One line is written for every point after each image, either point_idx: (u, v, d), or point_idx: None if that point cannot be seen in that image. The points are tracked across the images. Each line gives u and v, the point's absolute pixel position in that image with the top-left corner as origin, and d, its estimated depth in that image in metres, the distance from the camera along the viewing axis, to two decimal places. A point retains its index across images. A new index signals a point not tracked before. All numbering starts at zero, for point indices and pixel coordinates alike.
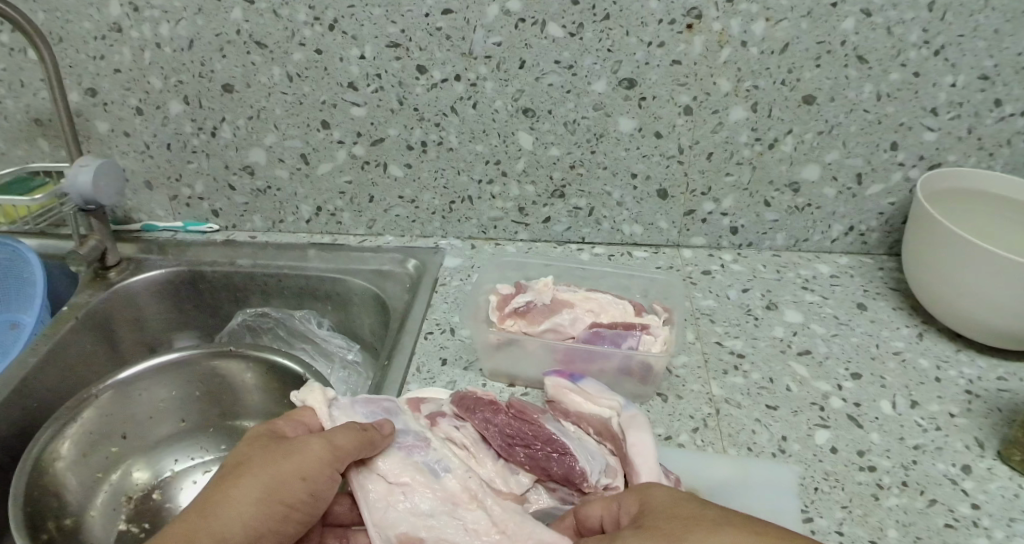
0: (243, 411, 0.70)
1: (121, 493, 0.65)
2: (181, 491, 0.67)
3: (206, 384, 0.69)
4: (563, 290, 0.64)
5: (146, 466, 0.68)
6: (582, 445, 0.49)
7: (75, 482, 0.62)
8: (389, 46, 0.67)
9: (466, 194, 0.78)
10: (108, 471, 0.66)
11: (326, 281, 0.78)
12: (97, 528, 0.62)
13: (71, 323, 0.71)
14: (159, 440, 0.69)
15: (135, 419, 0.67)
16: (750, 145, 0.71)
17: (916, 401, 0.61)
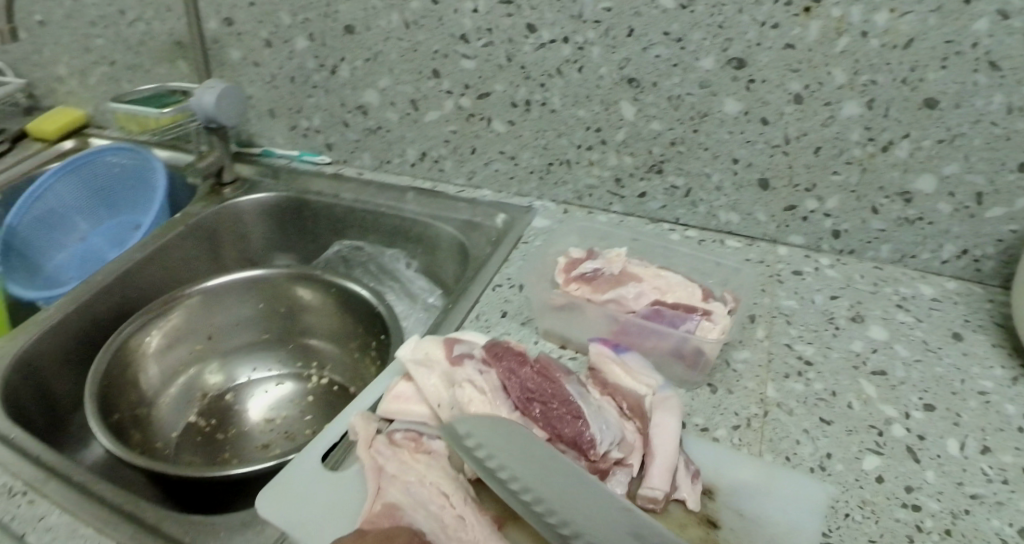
0: (318, 331, 0.77)
1: (197, 390, 0.74)
2: (251, 397, 0.73)
3: (286, 302, 0.76)
4: (635, 264, 0.63)
5: (220, 370, 0.76)
6: (599, 414, 0.49)
7: (156, 370, 0.71)
8: (502, 2, 0.68)
9: (566, 157, 0.77)
10: (188, 365, 0.74)
11: (418, 225, 0.81)
12: (165, 415, 0.70)
13: (179, 229, 0.81)
14: (242, 346, 0.77)
15: (220, 325, 0.76)
16: (862, 144, 0.66)
17: (988, 448, 0.55)
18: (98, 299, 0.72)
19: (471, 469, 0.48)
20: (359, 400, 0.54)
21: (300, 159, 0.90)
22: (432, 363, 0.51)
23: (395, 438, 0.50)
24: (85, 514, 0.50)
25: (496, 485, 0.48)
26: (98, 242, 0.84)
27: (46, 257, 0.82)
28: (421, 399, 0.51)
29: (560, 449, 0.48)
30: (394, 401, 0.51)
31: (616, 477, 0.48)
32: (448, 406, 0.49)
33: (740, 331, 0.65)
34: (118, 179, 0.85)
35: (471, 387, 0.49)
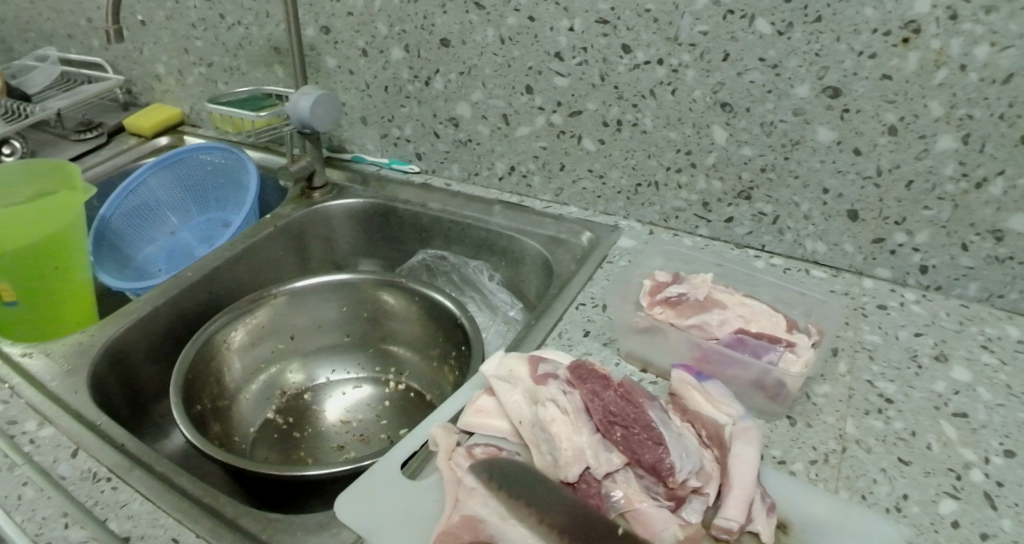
0: (397, 337, 0.79)
1: (277, 387, 0.77)
2: (328, 398, 0.76)
3: (368, 307, 0.79)
4: (720, 290, 0.62)
5: (300, 370, 0.79)
6: (679, 442, 0.49)
7: (239, 365, 0.74)
8: (598, 21, 0.69)
9: (654, 178, 0.78)
10: (269, 363, 0.77)
11: (504, 237, 0.82)
12: (244, 411, 0.73)
13: (269, 229, 0.84)
14: (320, 348, 0.80)
15: (303, 326, 0.79)
16: (955, 180, 0.65)
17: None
18: (188, 292, 0.76)
19: (550, 487, 0.48)
20: (440, 411, 0.56)
21: (389, 166, 0.93)
22: (516, 380, 0.53)
23: (476, 452, 0.51)
24: (163, 501, 0.52)
25: None
26: (185, 238, 0.88)
27: (135, 248, 0.86)
28: (502, 415, 0.52)
29: (638, 474, 0.48)
30: (477, 415, 0.53)
31: (691, 506, 0.47)
32: (530, 423, 0.50)
33: (822, 364, 0.65)
34: (212, 179, 0.90)
35: (555, 406, 0.50)
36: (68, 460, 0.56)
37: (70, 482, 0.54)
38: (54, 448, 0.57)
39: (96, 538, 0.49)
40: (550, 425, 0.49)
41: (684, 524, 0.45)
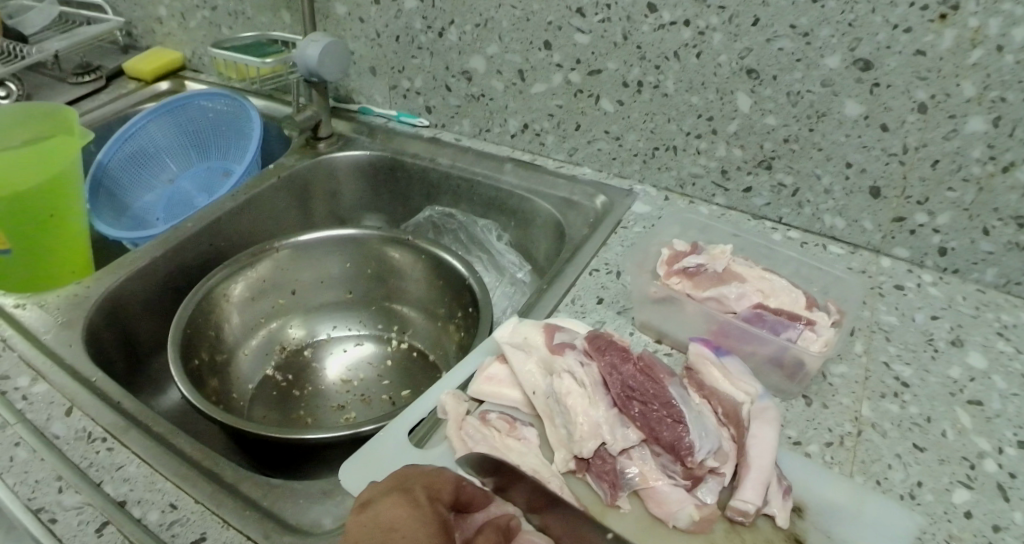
0: (402, 297, 0.76)
1: (276, 343, 0.74)
2: (329, 355, 0.74)
3: (373, 265, 0.76)
4: (739, 262, 0.60)
5: (301, 325, 0.76)
6: (699, 420, 0.46)
7: (239, 320, 0.71)
8: None
9: (672, 143, 0.75)
10: (269, 319, 0.74)
11: (516, 198, 0.80)
12: (243, 367, 0.70)
13: (272, 182, 0.81)
14: (322, 305, 0.77)
15: (305, 282, 0.76)
16: (981, 162, 0.63)
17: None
18: (188, 244, 0.73)
19: (563, 462, 0.46)
20: (449, 377, 0.53)
21: (397, 120, 0.89)
22: (531, 348, 0.50)
23: (488, 419, 0.49)
24: (162, 464, 0.49)
25: (587, 480, 0.46)
26: (184, 186, 0.84)
27: (132, 197, 0.82)
28: (515, 384, 0.50)
29: (655, 452, 0.46)
30: (488, 383, 0.50)
31: (707, 486, 0.46)
32: (545, 394, 0.48)
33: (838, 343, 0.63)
34: (213, 125, 0.85)
35: (570, 381, 0.47)
36: (62, 420, 0.53)
37: (64, 442, 0.51)
38: (47, 407, 0.54)
39: (91, 502, 0.46)
40: (566, 400, 0.46)
41: (699, 506, 0.45)
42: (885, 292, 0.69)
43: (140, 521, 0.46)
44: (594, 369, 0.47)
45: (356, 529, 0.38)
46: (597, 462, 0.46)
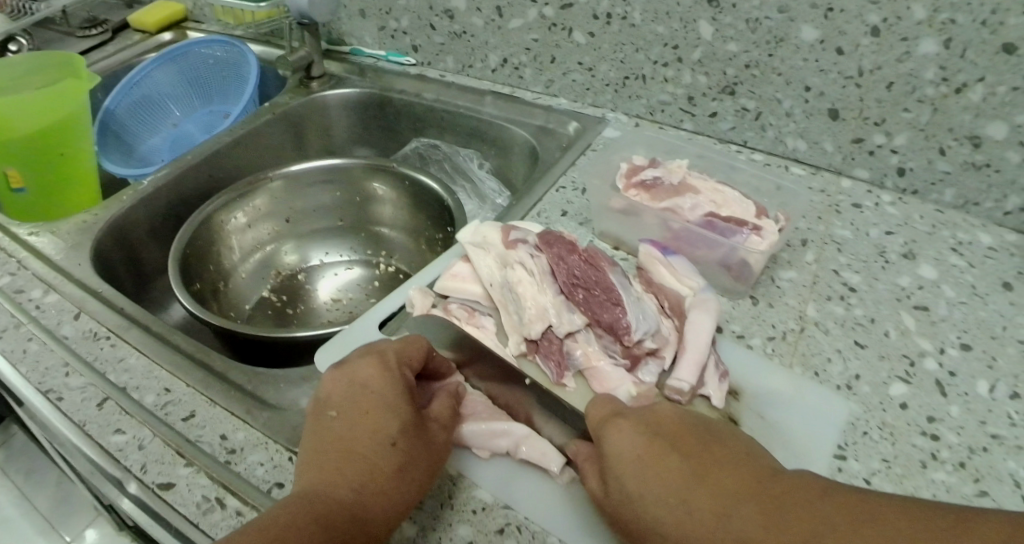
0: (389, 223, 0.82)
1: (273, 267, 0.80)
2: (321, 278, 0.80)
3: (361, 193, 0.81)
4: (695, 176, 0.64)
5: (295, 251, 0.82)
6: (638, 305, 0.50)
7: (236, 245, 0.77)
8: None
9: (641, 72, 0.79)
10: (266, 243, 0.80)
11: (494, 127, 0.85)
12: (242, 287, 0.77)
13: (267, 117, 0.86)
14: (316, 233, 0.83)
15: (298, 211, 0.81)
16: (935, 84, 0.66)
17: (1019, 395, 0.56)
18: (187, 174, 0.79)
19: (515, 345, 0.51)
20: (419, 277, 0.58)
21: (386, 59, 0.94)
22: (490, 245, 0.54)
23: (449, 310, 0.54)
24: (158, 357, 0.55)
25: (536, 362, 0.51)
26: (189, 128, 0.91)
27: (140, 139, 0.88)
28: (476, 280, 0.54)
29: (598, 335, 0.50)
30: (452, 280, 0.55)
31: (647, 367, 0.50)
32: (500, 285, 0.52)
33: (790, 252, 0.65)
34: (215, 72, 0.92)
35: (523, 275, 0.51)
36: (71, 323, 0.59)
37: (72, 341, 0.57)
38: (59, 313, 0.60)
39: (94, 384, 0.52)
40: (519, 289, 0.51)
41: (638, 383, 0.49)
42: (842, 209, 0.72)
43: (138, 403, 0.51)
44: (544, 260, 0.52)
45: (337, 384, 0.47)
46: (546, 343, 0.50)
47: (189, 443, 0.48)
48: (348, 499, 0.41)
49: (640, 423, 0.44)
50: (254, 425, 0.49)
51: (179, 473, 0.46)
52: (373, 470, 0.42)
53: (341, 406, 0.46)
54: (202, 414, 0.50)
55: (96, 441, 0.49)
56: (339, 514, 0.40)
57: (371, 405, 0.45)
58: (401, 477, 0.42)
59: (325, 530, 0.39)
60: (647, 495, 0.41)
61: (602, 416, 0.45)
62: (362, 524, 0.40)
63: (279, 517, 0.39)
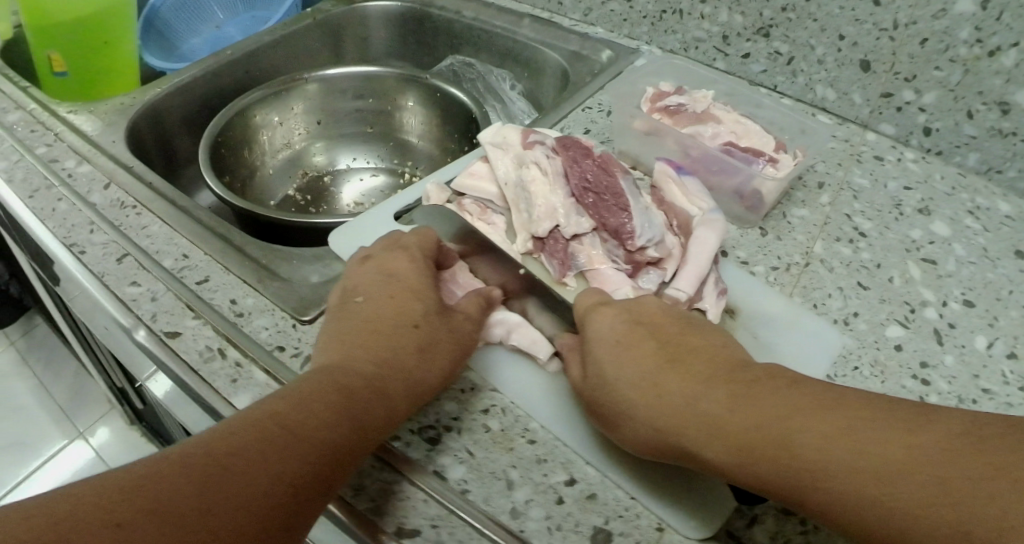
0: (414, 134, 0.84)
1: (299, 167, 0.82)
2: (346, 183, 0.82)
3: (389, 102, 0.83)
4: (719, 107, 0.66)
5: (322, 154, 0.84)
6: (646, 213, 0.51)
7: (266, 141, 0.79)
8: None
9: (679, 7, 0.79)
10: (294, 142, 0.82)
11: (529, 50, 0.85)
12: (267, 183, 0.79)
13: (307, 22, 0.89)
14: (344, 138, 0.85)
15: (328, 114, 0.83)
16: (968, 44, 0.65)
17: (1015, 353, 0.57)
18: (225, 68, 0.82)
19: (522, 242, 0.53)
20: (440, 174, 0.61)
21: None
22: (508, 146, 0.56)
23: (464, 205, 0.56)
24: (180, 227, 0.57)
25: (541, 260, 0.53)
26: (230, 31, 0.94)
27: (182, 39, 0.92)
28: (493, 180, 0.56)
29: (603, 239, 0.52)
30: (470, 177, 0.57)
31: (648, 275, 0.52)
32: (513, 184, 0.54)
33: (805, 193, 0.66)
34: None
35: (536, 175, 0.53)
36: (100, 192, 0.61)
37: (100, 207, 0.59)
38: (89, 182, 0.62)
39: (120, 242, 0.55)
40: (531, 187, 0.53)
41: (637, 288, 0.50)
42: (862, 159, 0.72)
43: (156, 263, 0.54)
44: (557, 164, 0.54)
45: (364, 273, 0.49)
46: (551, 241, 0.52)
47: (199, 301, 0.51)
48: (370, 371, 0.42)
49: (623, 312, 0.46)
50: (263, 293, 0.52)
51: (186, 324, 0.49)
52: (395, 349, 0.44)
53: (366, 292, 0.47)
54: (216, 280, 0.53)
55: (113, 290, 0.52)
56: (363, 384, 0.41)
57: (397, 289, 0.47)
58: (423, 356, 0.44)
59: (350, 396, 0.40)
60: (619, 374, 0.42)
61: (587, 305, 0.47)
62: (384, 396, 0.41)
63: (305, 382, 0.40)
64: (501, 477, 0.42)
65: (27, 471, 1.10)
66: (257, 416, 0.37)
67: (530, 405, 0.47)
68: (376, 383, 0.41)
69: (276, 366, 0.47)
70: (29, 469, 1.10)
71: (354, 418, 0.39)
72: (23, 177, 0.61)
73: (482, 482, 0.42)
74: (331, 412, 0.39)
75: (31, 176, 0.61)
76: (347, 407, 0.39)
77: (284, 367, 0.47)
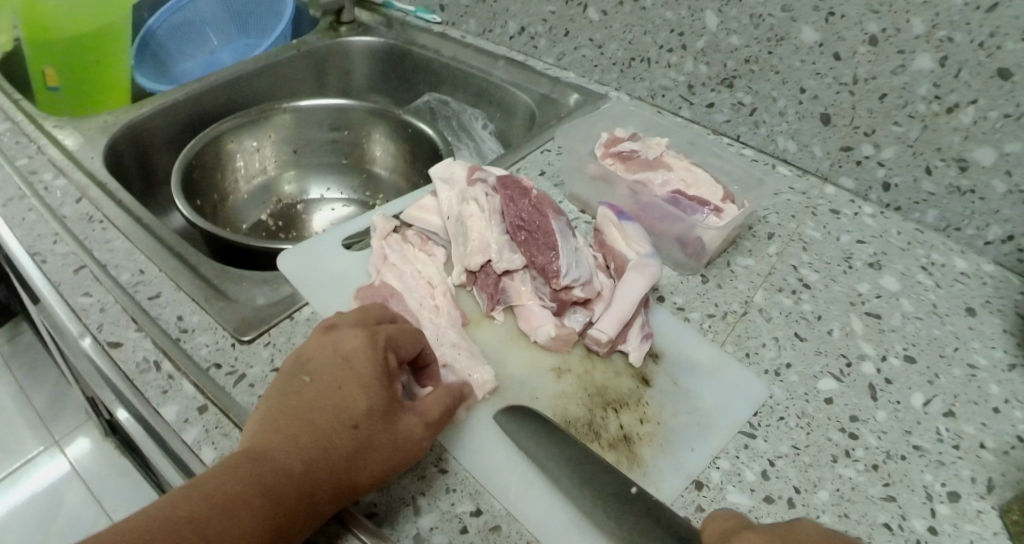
0: (388, 167, 0.86)
1: (274, 194, 0.85)
2: (318, 212, 0.85)
3: (365, 135, 0.86)
4: (672, 154, 0.67)
5: (295, 182, 0.87)
6: (573, 254, 0.54)
7: (242, 165, 0.82)
8: None
9: (647, 55, 0.81)
10: (271, 169, 0.85)
11: (501, 90, 0.88)
12: (241, 206, 0.82)
13: (293, 53, 0.92)
14: (320, 168, 0.88)
15: (306, 144, 0.86)
16: (927, 101, 0.66)
17: (952, 413, 0.54)
18: (208, 93, 0.85)
19: (457, 275, 0.56)
20: (391, 206, 0.63)
21: (414, 15, 0.98)
22: (454, 181, 0.59)
23: (408, 235, 0.59)
24: (140, 243, 0.59)
25: (473, 293, 0.56)
26: (224, 57, 0.96)
27: (176, 62, 0.93)
28: (438, 213, 0.59)
29: (533, 276, 0.55)
30: (417, 210, 0.59)
31: (573, 315, 0.54)
32: (453, 218, 0.57)
33: (753, 242, 0.67)
34: (254, 9, 0.98)
35: (474, 212, 0.56)
36: (72, 205, 0.62)
37: (70, 220, 0.61)
38: (64, 195, 0.64)
39: (76, 254, 0.57)
40: (469, 223, 0.56)
41: (560, 326, 0.53)
42: (818, 211, 0.72)
43: (113, 278, 0.55)
44: (495, 201, 0.57)
45: (322, 348, 0.46)
46: (484, 275, 0.55)
47: (145, 315, 0.52)
48: (298, 472, 0.40)
49: (766, 537, 0.36)
50: (209, 311, 0.53)
51: (128, 335, 0.51)
52: (329, 447, 0.41)
53: (318, 372, 0.45)
54: (166, 296, 0.54)
55: (67, 299, 0.54)
56: (288, 487, 0.39)
57: (341, 374, 0.44)
58: (355, 461, 0.41)
59: (272, 503, 0.38)
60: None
61: (720, 532, 0.38)
62: (307, 501, 0.39)
63: (228, 477, 0.38)
64: (408, 505, 0.43)
65: None
66: (172, 518, 0.36)
67: (442, 430, 0.48)
68: (302, 485, 0.39)
69: (208, 382, 0.48)
70: None
71: (270, 527, 0.37)
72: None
73: (390, 508, 0.43)
74: (249, 522, 0.37)
75: (7, 186, 0.63)
76: (264, 516, 0.37)
77: (215, 384, 0.48)
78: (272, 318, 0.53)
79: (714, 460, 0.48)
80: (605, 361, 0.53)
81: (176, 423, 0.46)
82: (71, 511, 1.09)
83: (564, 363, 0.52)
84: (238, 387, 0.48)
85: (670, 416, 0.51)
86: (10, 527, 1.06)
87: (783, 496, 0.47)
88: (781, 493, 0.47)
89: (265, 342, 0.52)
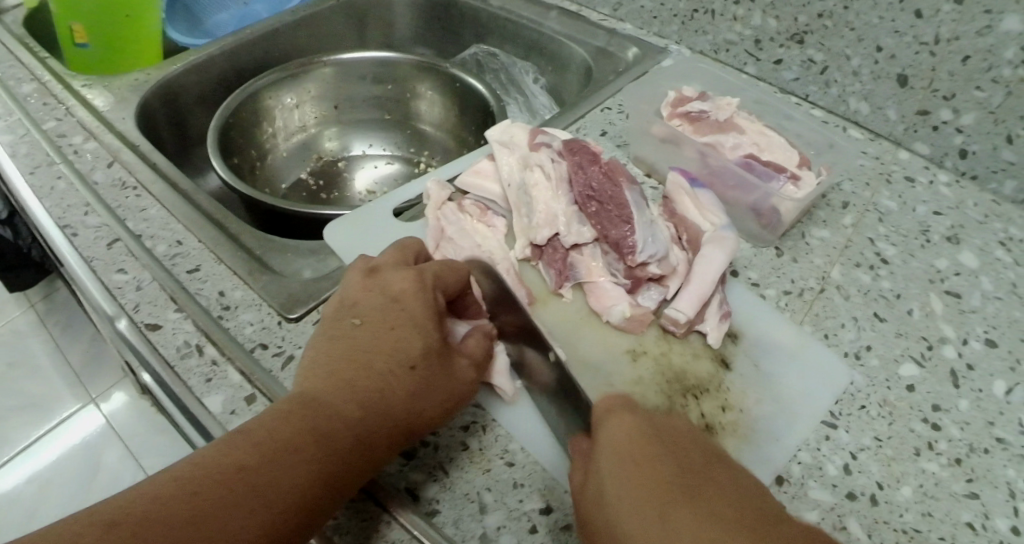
0: (429, 122, 0.82)
1: (314, 152, 0.81)
2: (361, 169, 0.80)
3: (404, 87, 0.81)
4: (743, 116, 0.63)
5: (336, 138, 0.82)
6: (649, 226, 0.50)
7: (280, 124, 0.77)
8: None
9: (711, 7, 0.76)
10: (311, 126, 0.81)
11: (554, 42, 0.82)
12: (279, 165, 0.78)
13: (329, 4, 0.86)
14: (360, 123, 0.83)
15: (346, 99, 0.81)
16: (1013, 65, 0.60)
17: None
18: (242, 48, 0.80)
19: (521, 249, 0.53)
20: (438, 172, 0.59)
21: None
22: (514, 145, 0.55)
23: (463, 205, 0.55)
24: (176, 211, 0.55)
25: (539, 268, 0.53)
26: (257, 7, 0.89)
27: (208, 14, 0.87)
28: (495, 180, 0.55)
29: (604, 251, 0.52)
30: (471, 175, 0.56)
31: (647, 292, 0.51)
32: (516, 187, 0.53)
33: (828, 212, 0.63)
34: None
35: (541, 182, 0.53)
36: (104, 170, 0.59)
37: (101, 187, 0.57)
38: (94, 159, 0.60)
39: (109, 225, 0.53)
40: (535, 194, 0.52)
41: (635, 305, 0.50)
42: (891, 179, 0.68)
43: (149, 251, 0.52)
44: (561, 169, 0.53)
45: (367, 291, 0.44)
46: (553, 250, 0.52)
47: (184, 292, 0.49)
48: (356, 418, 0.37)
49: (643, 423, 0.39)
50: (253, 286, 0.50)
51: (168, 316, 0.48)
52: (384, 391, 0.39)
53: (367, 315, 0.42)
54: (206, 270, 0.51)
55: (100, 277, 0.50)
56: (346, 432, 0.36)
57: (391, 318, 0.42)
58: (411, 406, 0.39)
59: (328, 449, 0.35)
60: (620, 497, 0.35)
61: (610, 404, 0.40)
62: (365, 447, 0.37)
63: (282, 420, 0.36)
64: (474, 501, 0.40)
65: (30, 438, 1.12)
66: (223, 465, 0.33)
67: (508, 421, 0.45)
68: (359, 430, 0.37)
69: (255, 368, 0.45)
70: (33, 435, 1.12)
71: (326, 476, 0.35)
72: (27, 152, 0.59)
73: (456, 505, 0.40)
74: (306, 466, 0.34)
75: (35, 151, 0.59)
76: (324, 463, 0.35)
77: (263, 368, 0.45)
78: (321, 293, 0.50)
79: (796, 452, 0.46)
80: (677, 342, 0.50)
81: (223, 415, 0.43)
82: (109, 468, 1.10)
83: (640, 345, 0.49)
84: (286, 371, 0.45)
85: (753, 403, 0.49)
86: (52, 483, 1.07)
87: (864, 493, 0.44)
88: (862, 489, 0.44)
89: (313, 321, 0.49)
